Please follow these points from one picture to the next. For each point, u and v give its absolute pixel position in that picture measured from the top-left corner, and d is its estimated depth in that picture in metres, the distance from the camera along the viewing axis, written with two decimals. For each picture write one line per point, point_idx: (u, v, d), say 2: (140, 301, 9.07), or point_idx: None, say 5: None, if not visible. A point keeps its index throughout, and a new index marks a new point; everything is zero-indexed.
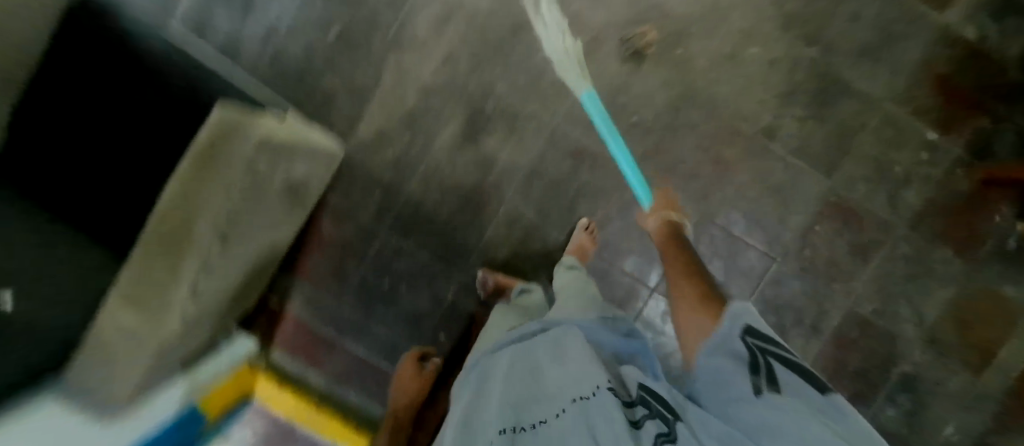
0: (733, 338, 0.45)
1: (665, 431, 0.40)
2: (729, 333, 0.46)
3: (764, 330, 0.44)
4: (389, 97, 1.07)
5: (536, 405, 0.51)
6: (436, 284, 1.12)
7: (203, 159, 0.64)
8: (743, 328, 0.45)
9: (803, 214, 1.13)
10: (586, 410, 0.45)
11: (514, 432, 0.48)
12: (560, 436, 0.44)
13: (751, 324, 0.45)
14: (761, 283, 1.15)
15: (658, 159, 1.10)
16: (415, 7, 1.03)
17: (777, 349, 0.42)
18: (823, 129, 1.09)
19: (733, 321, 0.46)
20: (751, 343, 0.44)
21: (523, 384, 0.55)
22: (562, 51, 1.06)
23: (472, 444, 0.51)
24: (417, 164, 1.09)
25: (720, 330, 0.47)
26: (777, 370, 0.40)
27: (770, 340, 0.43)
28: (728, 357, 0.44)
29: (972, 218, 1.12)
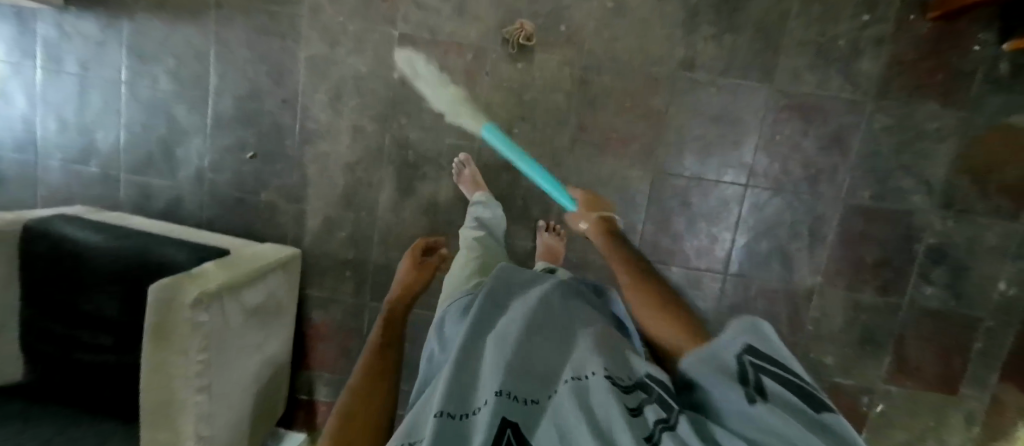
0: (732, 351, 0.38)
1: (663, 419, 0.34)
2: (727, 348, 0.39)
3: (773, 347, 0.36)
4: (320, 185, 1.11)
5: (533, 377, 0.46)
6: None
7: (161, 331, 0.75)
8: (742, 344, 0.38)
9: (760, 128, 1.04)
10: (584, 389, 0.40)
11: (513, 399, 0.43)
12: (561, 409, 0.39)
13: (753, 341, 0.37)
14: (743, 213, 1.08)
15: (589, 136, 1.07)
16: (306, 96, 1.07)
17: (781, 365, 0.34)
18: (742, 38, 1.01)
19: (732, 339, 0.39)
20: (747, 359, 0.36)
21: (523, 349, 0.49)
22: (454, 77, 1.05)
23: (461, 401, 0.47)
24: (370, 233, 1.12)
25: (720, 342, 0.40)
26: (769, 384, 0.33)
27: (772, 358, 0.35)
28: (719, 369, 0.38)
29: (948, 60, 1.00)
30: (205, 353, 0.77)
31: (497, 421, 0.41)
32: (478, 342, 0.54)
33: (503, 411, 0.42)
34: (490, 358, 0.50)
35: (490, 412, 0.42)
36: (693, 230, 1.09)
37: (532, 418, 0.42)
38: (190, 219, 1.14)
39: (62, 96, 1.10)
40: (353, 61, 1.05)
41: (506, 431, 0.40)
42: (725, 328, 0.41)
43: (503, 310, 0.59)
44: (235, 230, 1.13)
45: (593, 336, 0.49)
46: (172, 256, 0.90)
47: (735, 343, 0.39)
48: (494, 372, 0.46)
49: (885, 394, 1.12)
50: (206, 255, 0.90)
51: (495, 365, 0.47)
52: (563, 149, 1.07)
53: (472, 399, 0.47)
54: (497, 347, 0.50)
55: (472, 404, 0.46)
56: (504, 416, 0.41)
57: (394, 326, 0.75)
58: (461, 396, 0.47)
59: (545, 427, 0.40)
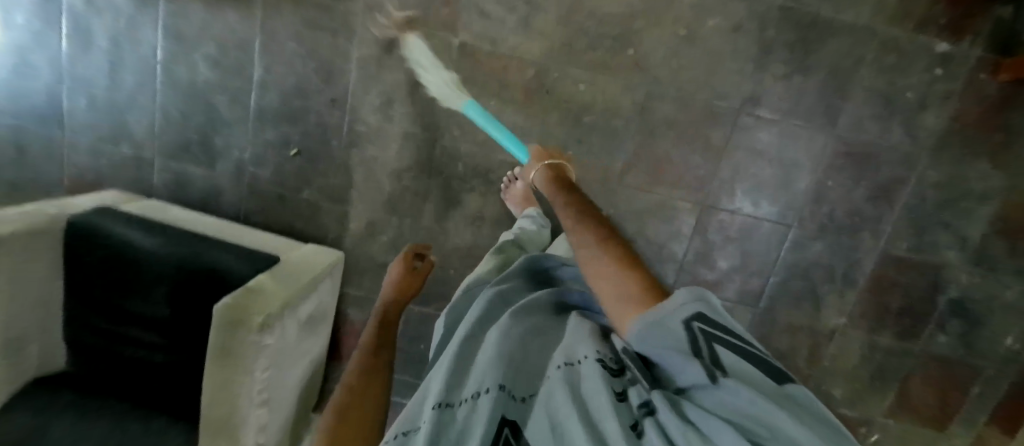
0: (675, 318, 0.34)
1: (646, 402, 0.33)
2: (670, 315, 0.34)
3: (718, 314, 0.34)
4: (364, 189, 1.09)
5: (528, 366, 0.44)
6: None
7: (223, 351, 0.75)
8: (690, 310, 0.34)
9: (812, 172, 1.05)
10: (577, 377, 0.39)
11: (512, 396, 0.40)
12: (551, 399, 0.38)
13: (702, 305, 0.34)
14: (781, 251, 1.10)
15: (643, 164, 1.06)
16: (356, 98, 1.02)
17: (728, 330, 0.33)
18: (811, 80, 0.99)
19: (673, 304, 0.34)
20: (698, 329, 0.33)
21: (518, 334, 0.47)
22: (512, 92, 1.02)
23: (459, 388, 0.43)
24: (412, 240, 1.12)
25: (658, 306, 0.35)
26: (728, 356, 0.31)
27: (723, 325, 0.34)
28: (668, 341, 0.34)
29: (1008, 123, 1.00)
30: (264, 371, 0.78)
31: (492, 416, 0.38)
32: (472, 328, 0.51)
33: (499, 406, 0.39)
34: (485, 345, 0.47)
35: (486, 408, 0.38)
36: (731, 265, 1.12)
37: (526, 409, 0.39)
38: (228, 212, 1.11)
39: (93, 73, 1.03)
40: (409, 67, 1.00)
41: (502, 430, 0.38)
42: (667, 297, 0.35)
43: (502, 299, 0.58)
44: (275, 226, 1.12)
45: (582, 323, 0.48)
46: (223, 261, 0.88)
47: (670, 313, 0.34)
48: (495, 364, 0.43)
49: (882, 424, 1.21)
50: (258, 264, 0.89)
51: (491, 353, 0.44)
52: (614, 175, 1.06)
53: (465, 384, 0.43)
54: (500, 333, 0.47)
55: (467, 390, 0.42)
56: (503, 413, 0.39)
57: (387, 330, 0.61)
58: (460, 386, 0.43)
59: (537, 417, 0.38)
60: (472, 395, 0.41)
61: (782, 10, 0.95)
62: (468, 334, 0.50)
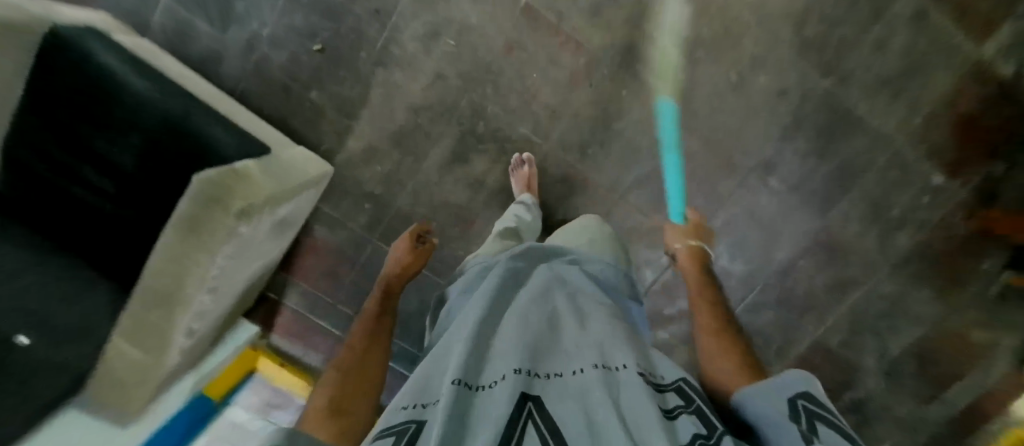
0: (781, 394, 0.38)
1: (701, 433, 0.33)
2: (778, 392, 0.38)
3: (827, 402, 0.36)
4: (376, 112, 1.03)
5: (553, 363, 0.41)
6: (424, 290, 1.16)
7: (191, 224, 0.69)
8: (800, 387, 0.37)
9: (789, 248, 1.12)
10: (614, 382, 0.36)
11: (535, 375, 0.38)
12: (582, 393, 0.35)
13: (810, 388, 0.37)
14: (737, 308, 1.17)
15: (651, 186, 1.08)
16: (403, 18, 0.97)
17: (838, 417, 0.34)
18: (823, 166, 1.05)
19: (781, 388, 0.39)
20: (802, 405, 0.36)
21: (538, 330, 0.45)
22: (557, 73, 1.00)
23: (476, 374, 0.39)
24: (406, 179, 1.08)
25: (771, 383, 0.40)
26: (825, 431, 0.32)
27: (832, 412, 0.35)
28: (771, 409, 0.38)
29: (960, 264, 1.10)
30: (225, 259, 0.73)
31: (517, 395, 0.34)
32: (487, 315, 0.49)
33: (523, 385, 0.36)
34: (508, 333, 0.45)
35: (512, 384, 0.35)
36: (689, 306, 1.18)
37: (552, 392, 0.36)
38: (224, 83, 1.02)
39: None
40: (467, 9, 0.97)
41: (527, 404, 0.34)
42: (775, 376, 0.40)
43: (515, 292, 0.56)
44: (270, 115, 1.04)
45: (608, 323, 0.47)
46: (210, 133, 0.79)
47: (782, 389, 0.38)
48: (515, 346, 0.41)
49: None
50: (247, 151, 0.82)
51: (513, 341, 0.42)
52: (621, 188, 1.08)
53: (485, 372, 0.39)
54: (518, 322, 0.46)
55: (489, 378, 0.38)
56: (522, 389, 0.35)
57: (387, 302, 0.67)
58: (476, 370, 0.39)
59: (566, 405, 0.34)
60: (494, 380, 0.37)
61: (824, 93, 1.00)
62: (483, 319, 0.47)
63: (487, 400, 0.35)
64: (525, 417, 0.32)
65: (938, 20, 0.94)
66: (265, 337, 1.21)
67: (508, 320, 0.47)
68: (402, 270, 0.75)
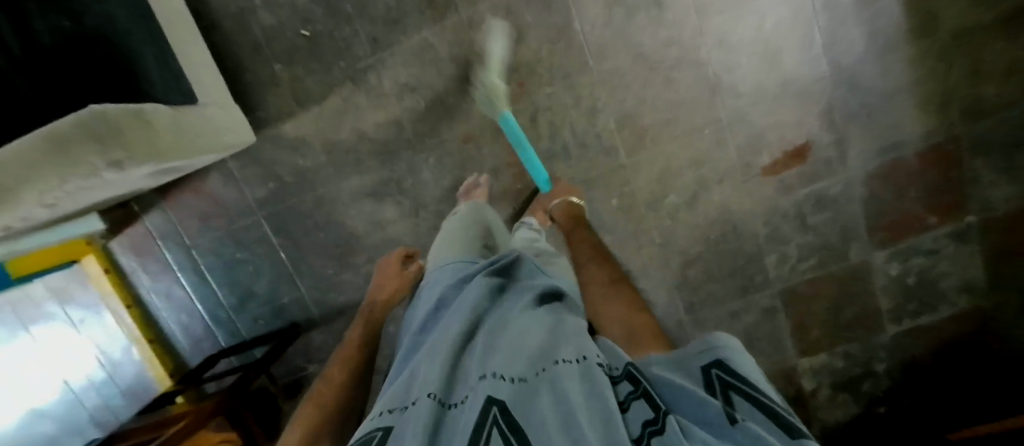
0: (691, 365, 0.30)
1: (650, 420, 0.24)
2: (685, 361, 0.30)
3: (744, 363, 0.27)
4: (325, 116, 1.05)
5: (525, 357, 0.32)
6: (278, 283, 1.17)
7: (65, 141, 0.63)
8: (710, 357, 0.29)
9: None
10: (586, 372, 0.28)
11: (504, 378, 0.29)
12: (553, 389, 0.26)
13: (722, 354, 0.28)
14: None
15: None
16: (393, 58, 1.01)
17: (754, 387, 0.25)
18: None
19: (693, 356, 0.30)
20: (714, 379, 0.27)
21: (512, 328, 0.38)
22: (492, 181, 1.08)
23: (451, 387, 0.32)
24: (317, 185, 1.09)
25: (684, 351, 0.31)
26: (745, 412, 0.24)
27: (747, 380, 0.26)
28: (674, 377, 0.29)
29: None
30: (77, 185, 0.72)
31: (479, 406, 0.26)
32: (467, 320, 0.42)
33: (492, 390, 0.27)
34: (487, 338, 0.38)
35: (478, 394, 0.28)
36: None
37: (523, 393, 0.27)
38: (204, 3, 1.01)
39: None
40: (450, 87, 1.02)
41: (490, 410, 0.25)
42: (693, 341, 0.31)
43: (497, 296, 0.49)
44: (227, 59, 1.03)
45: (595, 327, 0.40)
46: (146, 62, 0.78)
47: (693, 357, 0.30)
48: (481, 359, 0.34)
49: None
50: (172, 96, 0.82)
51: (487, 351, 0.35)
52: None
53: (462, 385, 0.32)
54: (493, 330, 0.39)
55: (460, 389, 0.31)
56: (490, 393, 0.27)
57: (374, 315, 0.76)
58: (448, 382, 0.33)
59: (539, 399, 0.26)
60: (465, 395, 0.30)
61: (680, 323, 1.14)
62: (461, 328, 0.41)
63: (453, 418, 0.28)
64: (488, 426, 0.24)
65: (781, 321, 1.13)
66: (106, 237, 1.17)
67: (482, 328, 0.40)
68: (387, 298, 0.81)
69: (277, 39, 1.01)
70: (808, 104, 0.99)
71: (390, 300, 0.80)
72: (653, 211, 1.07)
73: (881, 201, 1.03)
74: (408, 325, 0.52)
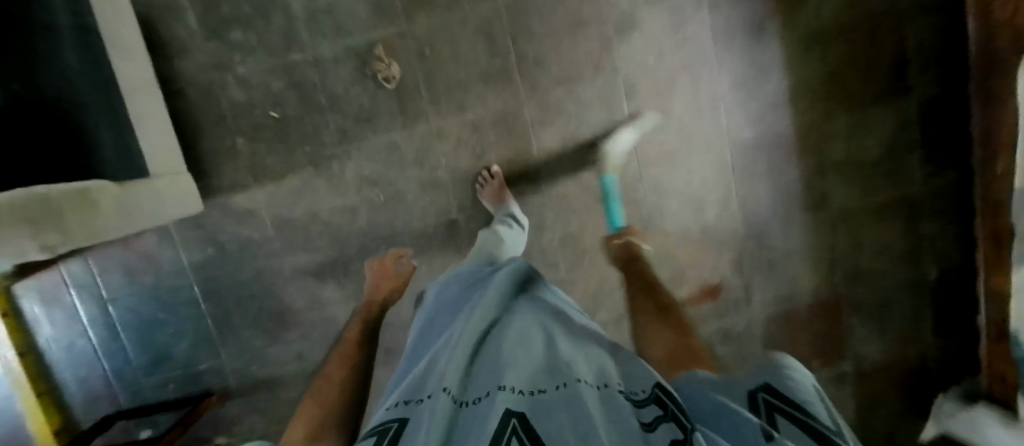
0: (748, 392, 0.42)
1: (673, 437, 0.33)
2: (747, 389, 0.43)
3: (790, 391, 0.41)
4: (280, 194, 1.06)
5: (537, 378, 0.41)
6: (200, 347, 1.13)
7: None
8: (760, 387, 0.42)
9: None
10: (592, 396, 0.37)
11: (522, 392, 0.37)
12: (563, 408, 0.34)
13: (781, 386, 0.42)
14: None
15: None
16: (359, 151, 1.05)
17: (794, 408, 0.37)
18: None
19: (751, 388, 0.43)
20: (762, 398, 0.40)
21: (523, 350, 0.47)
22: (437, 277, 1.13)
23: (466, 389, 0.41)
24: (260, 257, 1.09)
25: (748, 383, 0.45)
26: (782, 421, 0.36)
27: (794, 405, 0.38)
28: (730, 397, 0.42)
29: None
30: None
31: (501, 411, 0.33)
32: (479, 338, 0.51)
33: (509, 402, 0.35)
34: (502, 355, 0.46)
35: (498, 400, 0.36)
36: None
37: (540, 405, 0.35)
38: (174, 67, 1.00)
39: None
40: (409, 187, 1.08)
41: (511, 420, 0.32)
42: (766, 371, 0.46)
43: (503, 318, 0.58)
44: (187, 125, 1.02)
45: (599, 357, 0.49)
46: (99, 135, 0.75)
47: (752, 388, 0.43)
48: (500, 370, 0.42)
49: None
50: (119, 172, 0.80)
51: (499, 366, 0.43)
52: None
53: (473, 389, 0.41)
54: (506, 346, 0.48)
55: (479, 395, 0.39)
56: (509, 406, 0.34)
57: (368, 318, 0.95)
58: (464, 385, 0.41)
59: (555, 411, 0.34)
60: (478, 397, 0.39)
61: None
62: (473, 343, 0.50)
63: (473, 414, 0.36)
64: (509, 431, 0.31)
65: None
66: (11, 278, 1.05)
67: (494, 344, 0.49)
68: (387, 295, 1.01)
69: (245, 115, 1.02)
70: (723, 252, 1.13)
71: (385, 301, 1.00)
72: None
73: (775, 340, 1.18)
74: (424, 338, 0.61)
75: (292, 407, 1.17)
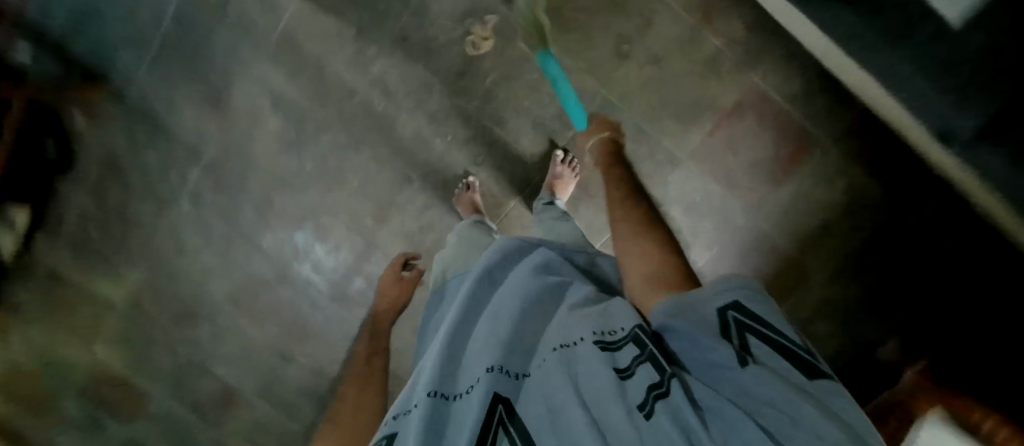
0: (709, 306, 0.38)
1: (654, 382, 0.34)
2: (706, 301, 0.39)
3: (762, 312, 0.37)
4: (314, 19, 1.03)
5: (514, 350, 0.42)
6: (134, 44, 1.07)
7: None
8: (730, 299, 0.38)
9: (218, 383, 1.31)
10: (574, 360, 0.38)
11: (510, 375, 0.39)
12: (550, 385, 0.37)
13: (739, 298, 0.38)
14: (159, 348, 1.27)
15: (266, 271, 1.23)
16: (401, 62, 1.04)
17: (769, 326, 0.36)
18: (287, 398, 1.33)
19: (706, 293, 0.40)
20: (731, 320, 0.37)
21: (507, 317, 0.46)
22: (357, 197, 1.16)
23: (452, 380, 0.42)
24: (250, 43, 1.05)
25: (701, 291, 0.40)
26: (757, 345, 0.35)
27: (757, 318, 0.37)
28: (693, 314, 0.38)
29: None
30: None
31: (486, 400, 0.36)
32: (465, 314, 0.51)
33: (498, 385, 0.37)
34: (489, 330, 0.45)
35: (485, 386, 0.37)
36: (157, 305, 1.25)
37: (523, 391, 0.38)
38: None
39: None
40: (406, 125, 1.09)
41: (497, 409, 0.36)
42: (708, 285, 0.40)
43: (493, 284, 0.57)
44: None
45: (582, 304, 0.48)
46: None
47: (707, 300, 0.39)
48: (488, 345, 0.43)
49: None
50: None
51: (484, 342, 0.44)
52: (262, 244, 1.21)
53: (461, 378, 0.42)
54: (492, 318, 0.48)
55: (465, 384, 0.40)
56: (495, 390, 0.37)
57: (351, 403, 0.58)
58: (447, 376, 0.42)
59: (535, 401, 0.37)
60: (467, 388, 0.39)
61: None
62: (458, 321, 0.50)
63: (466, 406, 0.37)
64: (496, 424, 0.35)
65: None
66: None
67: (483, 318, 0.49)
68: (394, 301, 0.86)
69: None
70: None
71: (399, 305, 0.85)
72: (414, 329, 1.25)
73: None
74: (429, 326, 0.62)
75: (157, 159, 1.15)
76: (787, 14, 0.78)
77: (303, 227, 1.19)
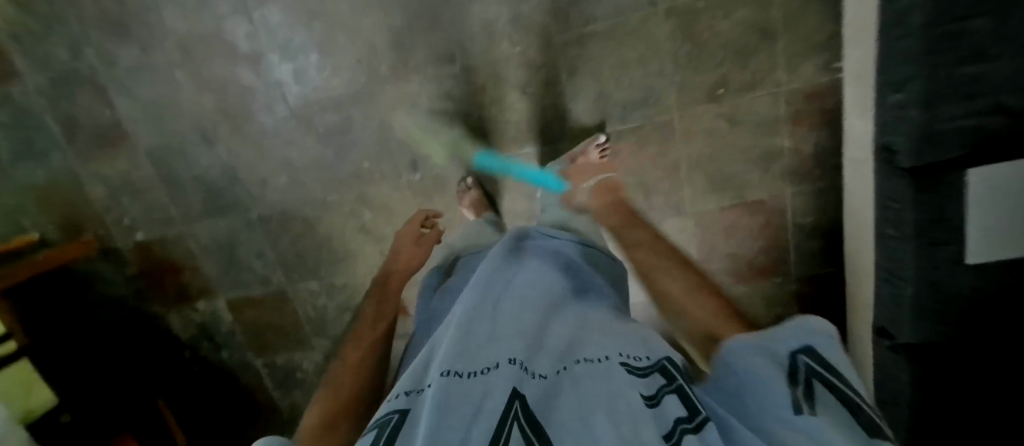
0: (783, 347, 0.41)
1: (685, 416, 0.31)
2: (774, 351, 0.41)
3: (834, 359, 0.38)
4: None
5: (538, 353, 0.40)
6: None
7: None
8: (803, 343, 0.40)
9: (122, 113, 1.13)
10: (602, 373, 0.36)
11: (529, 373, 0.37)
12: (576, 397, 0.34)
13: (816, 344, 0.39)
14: (77, 33, 1.06)
15: (244, 42, 1.04)
16: None
17: (839, 374, 0.36)
18: (186, 176, 1.18)
19: (781, 340, 0.42)
20: (804, 366, 0.38)
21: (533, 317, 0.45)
22: (390, 40, 1.02)
23: (467, 356, 0.38)
24: None
25: (777, 335, 0.42)
26: (824, 392, 0.35)
27: (831, 364, 0.37)
28: (759, 354, 0.41)
29: (75, 210, 1.23)
30: None
31: (506, 391, 0.33)
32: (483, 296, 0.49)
33: (517, 380, 0.35)
34: (505, 321, 0.44)
35: (504, 377, 0.35)
36: None
37: (540, 390, 0.35)
38: None
39: None
40: (488, 8, 0.98)
41: (513, 402, 0.32)
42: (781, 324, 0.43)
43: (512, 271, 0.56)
44: None
45: (607, 322, 0.47)
46: None
47: (786, 344, 0.41)
48: (510, 338, 0.41)
49: None
50: None
51: (507, 331, 0.42)
52: (258, 11, 1.02)
53: (475, 357, 0.39)
54: (515, 310, 0.46)
55: (479, 365, 0.38)
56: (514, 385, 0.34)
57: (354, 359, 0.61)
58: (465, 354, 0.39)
59: (555, 404, 0.33)
60: (483, 370, 0.37)
61: (246, 206, 1.20)
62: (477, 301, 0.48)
63: (483, 388, 0.34)
64: (511, 418, 0.31)
65: (253, 287, 1.29)
66: None
67: (502, 303, 0.47)
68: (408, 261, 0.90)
69: None
70: None
71: (410, 269, 0.89)
72: (359, 196, 1.16)
73: None
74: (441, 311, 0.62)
75: None
76: (860, 163, 0.82)
77: (314, 26, 1.02)
